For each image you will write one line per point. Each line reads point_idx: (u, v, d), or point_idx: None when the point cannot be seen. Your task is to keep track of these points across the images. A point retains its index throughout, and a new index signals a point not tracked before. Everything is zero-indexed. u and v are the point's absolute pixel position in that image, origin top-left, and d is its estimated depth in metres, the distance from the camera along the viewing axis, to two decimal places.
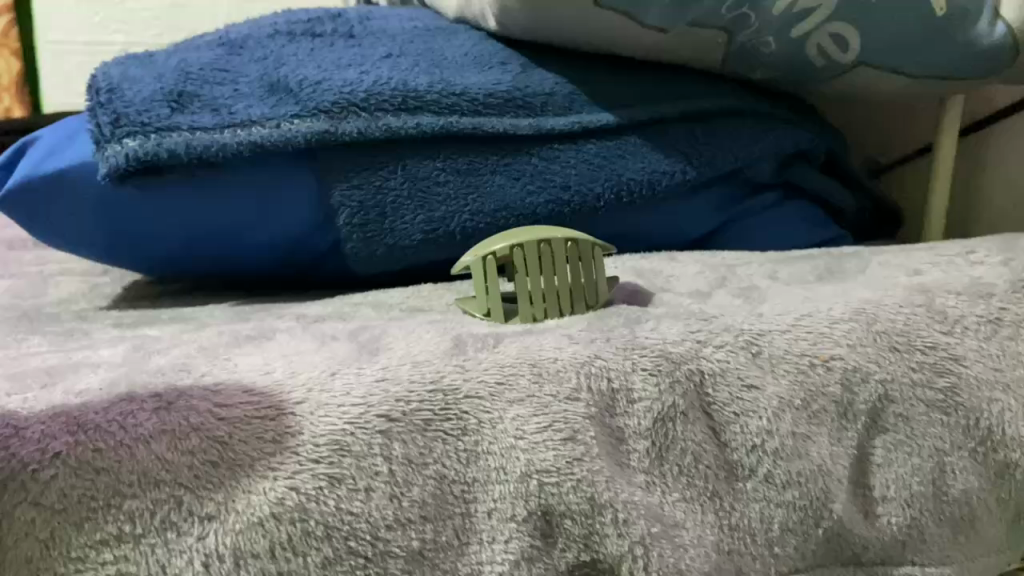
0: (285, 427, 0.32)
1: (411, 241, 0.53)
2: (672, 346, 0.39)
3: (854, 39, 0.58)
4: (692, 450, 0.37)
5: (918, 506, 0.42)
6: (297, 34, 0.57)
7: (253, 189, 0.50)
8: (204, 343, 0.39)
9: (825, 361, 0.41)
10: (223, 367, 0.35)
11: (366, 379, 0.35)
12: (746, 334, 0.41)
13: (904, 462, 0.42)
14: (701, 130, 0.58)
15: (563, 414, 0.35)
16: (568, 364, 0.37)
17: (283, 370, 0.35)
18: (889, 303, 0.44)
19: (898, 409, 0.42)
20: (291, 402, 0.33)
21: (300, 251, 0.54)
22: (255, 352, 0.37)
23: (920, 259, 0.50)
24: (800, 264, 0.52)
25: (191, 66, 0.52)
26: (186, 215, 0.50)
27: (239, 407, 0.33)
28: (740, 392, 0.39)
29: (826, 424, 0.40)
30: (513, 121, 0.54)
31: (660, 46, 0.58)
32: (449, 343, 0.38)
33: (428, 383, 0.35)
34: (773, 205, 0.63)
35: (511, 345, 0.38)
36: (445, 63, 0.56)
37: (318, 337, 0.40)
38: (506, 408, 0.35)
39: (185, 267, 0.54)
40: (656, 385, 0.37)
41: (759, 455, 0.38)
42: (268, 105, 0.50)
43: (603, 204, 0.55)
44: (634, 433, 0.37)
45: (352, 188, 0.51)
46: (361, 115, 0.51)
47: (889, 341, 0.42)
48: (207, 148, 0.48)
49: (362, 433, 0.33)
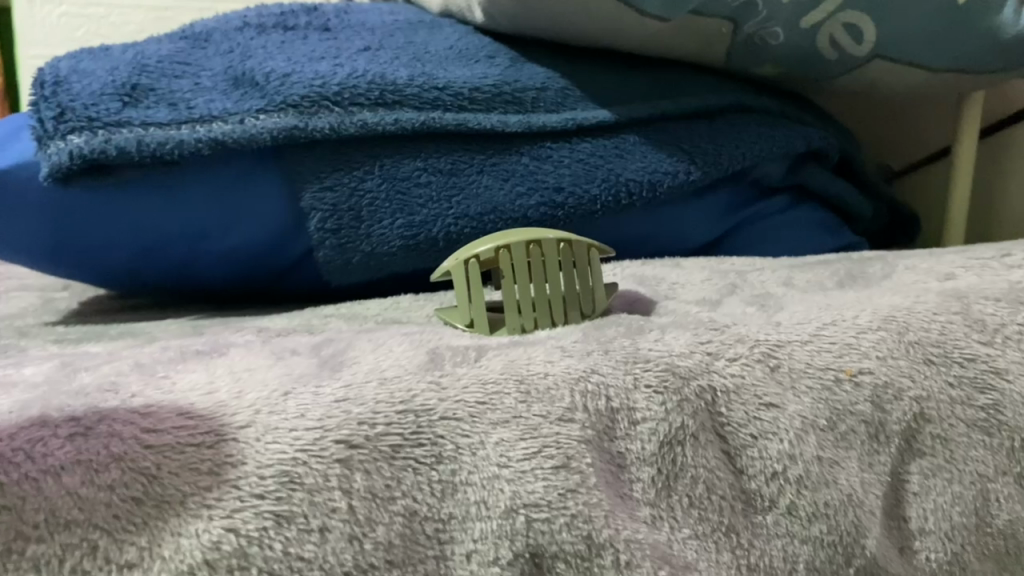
0: (224, 457, 0.27)
1: (389, 248, 0.48)
2: (679, 359, 0.34)
3: (869, 28, 0.54)
4: (704, 478, 0.32)
5: (960, 541, 0.37)
6: (267, 27, 0.52)
7: (216, 190, 0.46)
8: (142, 359, 0.34)
9: (852, 376, 0.36)
10: (158, 387, 0.30)
11: (325, 399, 0.30)
12: (763, 345, 0.36)
13: (944, 490, 0.37)
14: (705, 128, 0.54)
15: (555, 438, 0.30)
16: (561, 380, 0.32)
17: (228, 389, 0.30)
18: (922, 310, 0.39)
19: (936, 430, 0.37)
20: (233, 426, 0.28)
21: (269, 259, 0.49)
22: (198, 368, 0.32)
23: (951, 262, 0.45)
24: (817, 270, 0.48)
25: (149, 59, 0.48)
26: (141, 219, 0.45)
27: (172, 433, 0.28)
28: (758, 411, 0.34)
29: (856, 447, 0.35)
30: (502, 118, 0.50)
31: (659, 37, 0.54)
32: (423, 357, 0.33)
33: (398, 403, 0.30)
34: (783, 210, 0.59)
35: (494, 359, 0.33)
36: (427, 57, 0.52)
37: (276, 352, 0.35)
38: (489, 431, 0.30)
39: (142, 278, 0.49)
40: (661, 404, 0.33)
41: (781, 483, 0.33)
42: (231, 99, 0.46)
43: (600, 207, 0.51)
44: (637, 460, 0.32)
45: (324, 190, 0.46)
46: (334, 110, 0.46)
47: (923, 353, 0.37)
48: (162, 144, 0.43)
49: (317, 463, 0.28)
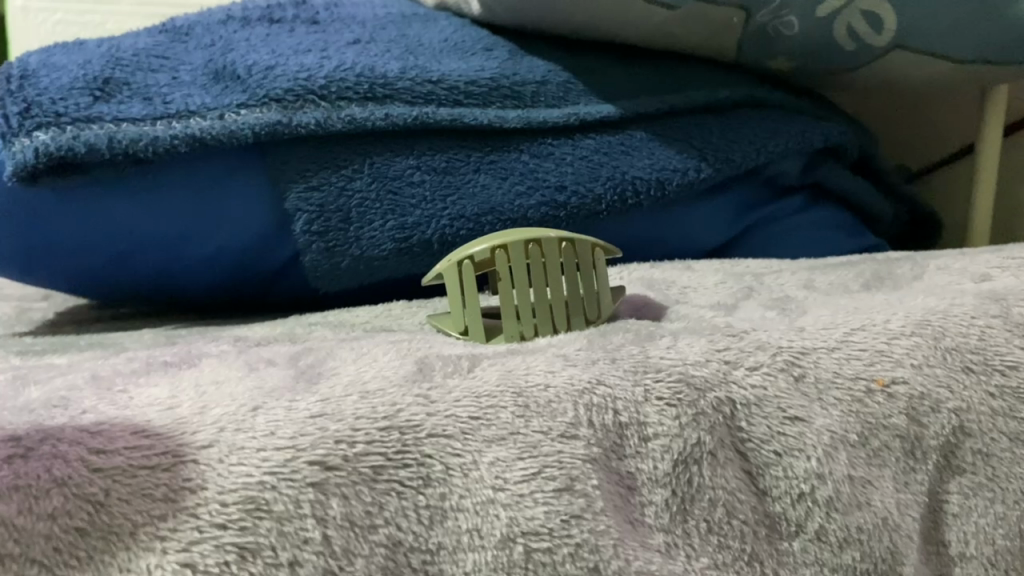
0: (182, 481, 0.24)
1: (380, 251, 0.45)
2: (694, 368, 0.31)
3: (889, 17, 0.51)
4: (724, 501, 0.29)
5: (1003, 567, 0.33)
6: (252, 20, 0.50)
7: (193, 190, 0.43)
8: (101, 372, 0.31)
9: (884, 387, 0.32)
10: (113, 402, 0.27)
11: (298, 416, 0.26)
12: (786, 352, 0.33)
13: (985, 511, 0.33)
14: (715, 123, 0.51)
15: (557, 457, 0.27)
16: (563, 392, 0.29)
17: (191, 404, 0.27)
18: (957, 313, 0.36)
19: (978, 445, 0.33)
20: (193, 446, 0.25)
21: (251, 265, 0.46)
22: (161, 382, 0.29)
23: (986, 261, 0.41)
24: (840, 272, 0.45)
25: (124, 52, 0.45)
26: (113, 223, 0.42)
27: (123, 454, 0.24)
28: (782, 426, 0.31)
29: (889, 465, 0.32)
30: (499, 113, 0.47)
31: (667, 27, 0.51)
32: (411, 367, 0.30)
33: (381, 419, 0.27)
34: (799, 210, 0.55)
35: (490, 370, 0.30)
36: (421, 50, 0.49)
37: (250, 362, 0.32)
38: (483, 449, 0.27)
39: (117, 286, 0.46)
40: (675, 418, 0.29)
41: (808, 505, 0.30)
42: (210, 94, 0.43)
43: (605, 207, 0.48)
44: (648, 480, 0.29)
45: (310, 190, 0.43)
46: (320, 104, 0.43)
47: (962, 360, 0.34)
48: (135, 140, 0.40)
49: (286, 487, 0.25)
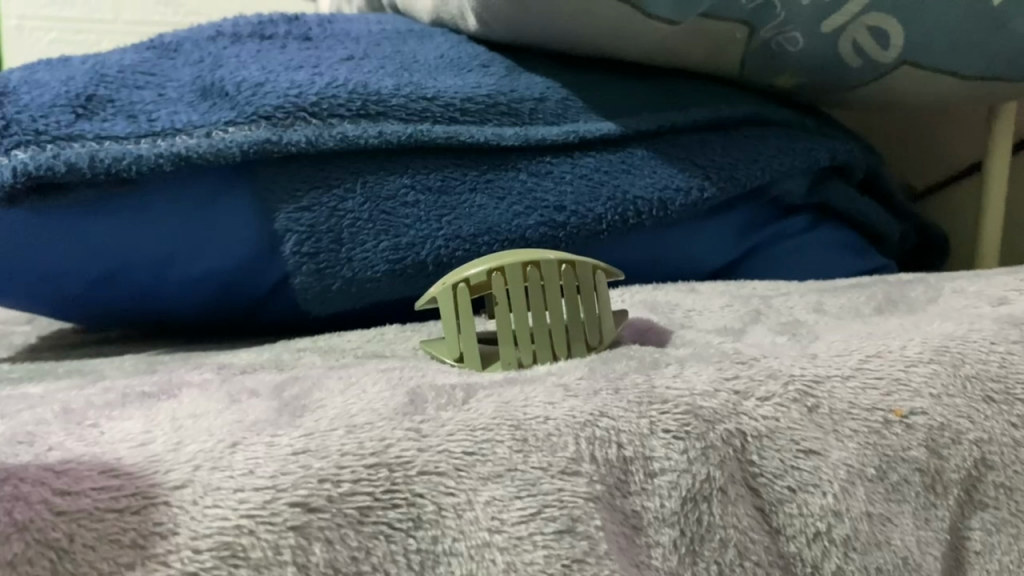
0: (152, 526, 0.22)
1: (373, 273, 0.44)
2: (702, 400, 0.29)
3: (896, 32, 0.50)
4: (735, 542, 0.27)
5: None
6: (243, 36, 0.48)
7: (178, 210, 0.41)
8: (73, 404, 0.29)
9: (902, 418, 0.31)
10: (83, 437, 0.25)
11: (279, 453, 0.24)
12: (799, 382, 0.31)
13: (1010, 548, 0.31)
14: (718, 140, 0.50)
15: (558, 495, 0.26)
16: (564, 425, 0.27)
17: (165, 440, 0.25)
18: (977, 339, 0.34)
19: (1000, 478, 0.31)
20: (165, 486, 0.23)
21: (240, 288, 0.44)
22: (136, 415, 0.27)
23: (1003, 283, 0.40)
24: (851, 294, 0.43)
25: (109, 68, 0.44)
26: (96, 243, 0.41)
27: (90, 496, 0.23)
28: (795, 460, 0.29)
29: (909, 500, 0.30)
30: (497, 131, 0.46)
31: (668, 43, 0.49)
32: (402, 399, 0.28)
33: (368, 455, 0.25)
34: (805, 230, 0.54)
35: (485, 401, 0.28)
36: (416, 66, 0.47)
37: (232, 393, 0.30)
38: (479, 487, 0.25)
39: (101, 310, 0.45)
40: (683, 452, 0.28)
41: (824, 545, 0.28)
42: (197, 111, 0.42)
43: (606, 226, 0.46)
44: (654, 520, 0.27)
45: (300, 210, 0.42)
46: (311, 121, 0.42)
47: (982, 389, 0.32)
48: (118, 159, 0.39)
49: (265, 531, 0.23)
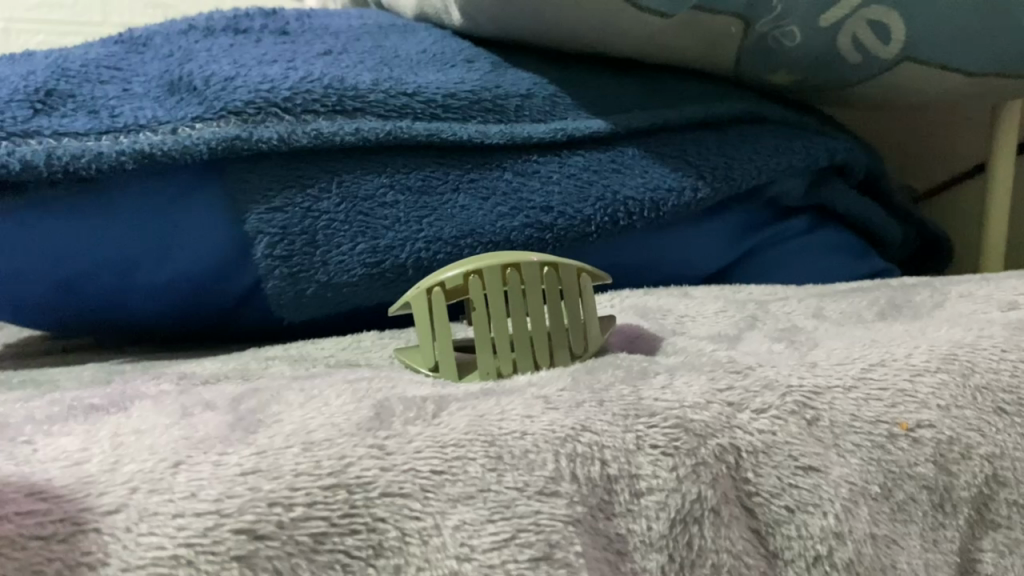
0: (80, 555, 0.20)
1: (350, 277, 0.41)
2: (692, 413, 0.27)
3: (895, 27, 0.48)
4: (728, 568, 0.25)
5: None
6: (216, 29, 0.46)
7: (143, 211, 0.39)
8: (11, 418, 0.27)
9: (909, 431, 0.29)
10: (13, 456, 0.23)
11: (226, 473, 0.22)
12: (798, 393, 0.29)
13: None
14: (713, 139, 0.48)
15: (534, 519, 0.23)
16: (542, 440, 0.25)
17: (101, 459, 0.23)
18: (987, 347, 0.32)
19: (1013, 495, 0.29)
20: (97, 511, 0.21)
21: (211, 294, 0.42)
22: (76, 430, 0.25)
23: (1013, 287, 0.38)
24: (852, 299, 0.41)
25: (73, 62, 0.41)
26: (56, 245, 0.39)
27: (13, 522, 0.20)
28: (794, 478, 0.27)
29: (917, 520, 0.28)
30: (480, 128, 0.43)
31: (660, 38, 0.47)
32: (367, 413, 0.26)
33: (325, 476, 0.23)
34: (803, 233, 0.52)
35: (458, 415, 0.26)
36: (397, 61, 0.45)
37: (185, 406, 0.27)
38: (447, 511, 0.23)
39: (66, 318, 0.42)
40: (672, 470, 0.25)
41: (825, 570, 0.26)
42: (163, 107, 0.40)
43: (595, 228, 0.44)
44: (641, 544, 0.25)
45: (272, 211, 0.40)
46: (284, 118, 0.40)
47: (993, 401, 0.30)
48: (77, 157, 0.37)
49: (206, 562, 0.21)
